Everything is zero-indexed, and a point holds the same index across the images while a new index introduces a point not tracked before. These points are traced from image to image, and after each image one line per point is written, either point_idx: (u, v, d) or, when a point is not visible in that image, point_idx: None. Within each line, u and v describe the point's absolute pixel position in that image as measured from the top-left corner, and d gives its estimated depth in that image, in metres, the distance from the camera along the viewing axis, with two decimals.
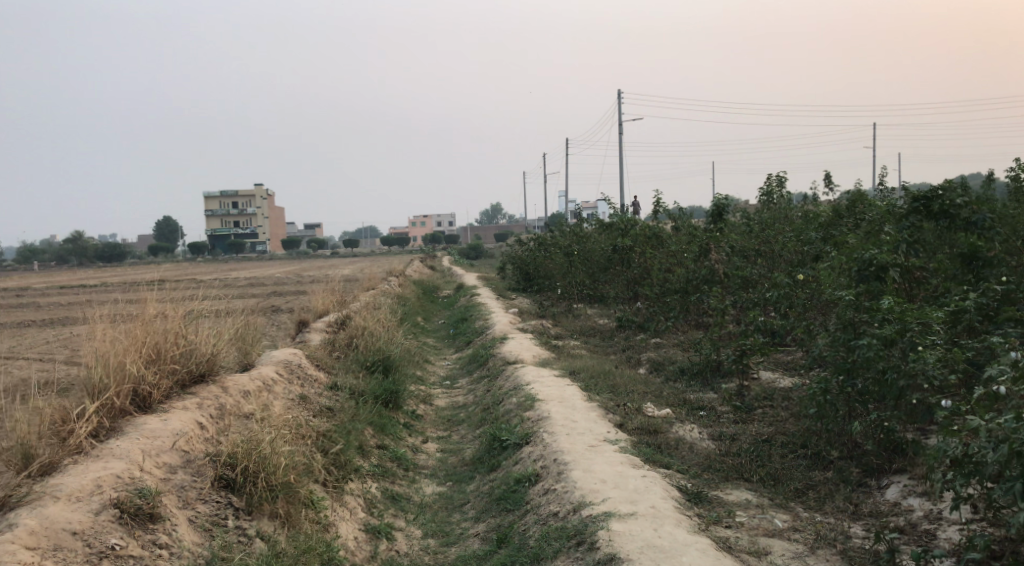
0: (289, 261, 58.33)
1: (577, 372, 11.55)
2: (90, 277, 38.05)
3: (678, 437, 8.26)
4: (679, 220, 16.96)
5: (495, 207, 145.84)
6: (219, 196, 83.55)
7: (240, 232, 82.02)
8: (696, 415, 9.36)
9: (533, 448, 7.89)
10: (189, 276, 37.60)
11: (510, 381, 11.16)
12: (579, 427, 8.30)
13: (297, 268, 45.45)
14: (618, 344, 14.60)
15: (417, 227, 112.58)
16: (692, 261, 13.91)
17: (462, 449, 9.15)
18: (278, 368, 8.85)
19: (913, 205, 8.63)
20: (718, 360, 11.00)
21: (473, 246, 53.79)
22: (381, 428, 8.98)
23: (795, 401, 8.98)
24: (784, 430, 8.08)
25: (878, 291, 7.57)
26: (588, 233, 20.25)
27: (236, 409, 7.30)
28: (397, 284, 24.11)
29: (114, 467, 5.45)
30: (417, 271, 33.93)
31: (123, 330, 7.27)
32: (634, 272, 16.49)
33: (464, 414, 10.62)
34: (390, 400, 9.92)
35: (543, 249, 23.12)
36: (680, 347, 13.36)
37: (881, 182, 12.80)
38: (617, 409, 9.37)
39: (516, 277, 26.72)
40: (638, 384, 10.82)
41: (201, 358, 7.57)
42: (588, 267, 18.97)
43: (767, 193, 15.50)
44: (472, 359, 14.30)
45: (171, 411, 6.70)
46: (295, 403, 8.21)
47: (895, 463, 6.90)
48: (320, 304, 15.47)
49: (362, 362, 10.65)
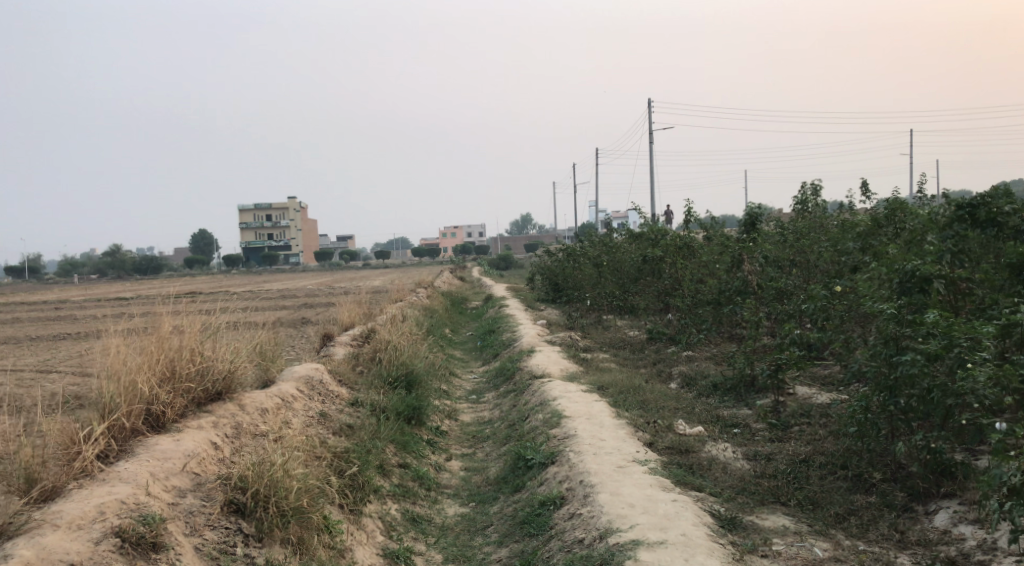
0: (320, 272, 58.51)
1: (606, 386, 11.25)
2: (124, 289, 38.40)
3: (711, 456, 7.93)
4: (710, 230, 16.60)
5: (525, 218, 145.88)
6: (253, 208, 84.28)
7: (272, 244, 82.64)
8: (729, 433, 9.03)
9: (559, 468, 7.60)
10: (221, 287, 37.77)
11: (536, 396, 10.88)
12: (607, 445, 8.00)
13: (327, 279, 45.54)
14: (649, 357, 14.27)
15: (447, 238, 112.87)
16: (726, 272, 13.47)
17: (487, 468, 8.88)
18: (298, 385, 8.64)
19: (957, 213, 8.34)
20: (752, 375, 10.65)
21: (503, 257, 53.59)
22: (404, 445, 8.73)
23: (834, 419, 8.62)
24: (822, 449, 7.71)
25: (922, 304, 7.19)
26: (618, 243, 19.93)
27: (253, 428, 7.10)
28: (426, 295, 23.94)
29: (119, 492, 5.27)
30: (447, 282, 33.80)
31: (138, 347, 7.10)
32: (665, 283, 16.11)
33: (490, 430, 10.36)
34: (413, 416, 9.69)
35: (572, 260, 22.84)
36: (713, 361, 13.01)
37: (919, 189, 12.42)
38: (646, 427, 9.06)
39: (545, 288, 26.48)
40: (669, 399, 10.48)
41: (218, 375, 7.37)
42: (618, 278, 18.66)
43: (801, 202, 15.17)
44: (499, 372, 14.03)
45: (184, 431, 6.50)
46: (314, 421, 8.00)
47: (943, 486, 6.57)
48: (346, 316, 15.29)
49: (386, 377, 10.41)
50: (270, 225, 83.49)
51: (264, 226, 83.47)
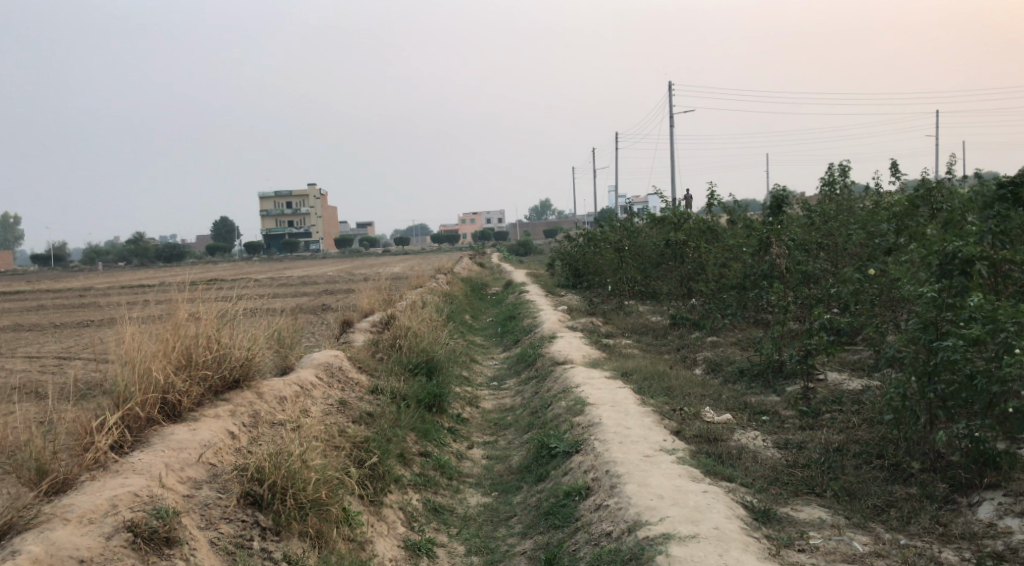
0: (339, 259, 58.51)
1: (629, 372, 11.02)
2: (146, 276, 38.53)
3: (740, 445, 7.69)
4: (734, 214, 16.28)
5: (544, 204, 145.62)
6: (273, 195, 84.45)
7: (292, 231, 82.79)
8: (758, 420, 8.79)
9: (584, 458, 7.39)
10: (241, 274, 37.79)
11: (559, 383, 10.68)
12: (633, 434, 7.78)
13: (348, 266, 45.51)
14: (673, 342, 14.02)
15: (466, 224, 112.72)
16: (752, 256, 13.06)
17: (510, 456, 8.69)
18: (317, 372, 8.47)
19: (999, 193, 8.46)
20: (781, 361, 10.41)
21: (522, 243, 53.37)
22: (424, 433, 8.57)
23: (867, 406, 8.36)
24: (856, 437, 7.46)
25: (963, 287, 6.92)
26: (639, 227, 19.64)
27: (271, 416, 6.95)
28: (445, 281, 23.76)
29: (132, 484, 5.12)
30: (466, 268, 33.62)
31: (153, 334, 6.94)
32: (688, 267, 15.76)
33: (512, 418, 10.17)
34: (434, 404, 9.52)
35: (593, 245, 22.57)
36: (739, 347, 12.76)
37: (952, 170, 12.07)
38: (673, 414, 8.83)
39: (565, 274, 26.21)
40: (695, 386, 10.25)
41: (235, 362, 7.22)
42: (639, 262, 18.38)
43: (829, 183, 14.80)
44: (520, 358, 13.83)
45: (200, 420, 6.34)
46: (333, 409, 7.83)
47: (986, 477, 6.30)
48: (366, 303, 15.11)
49: (406, 364, 10.22)
50: (291, 212, 83.62)
51: (284, 213, 83.65)
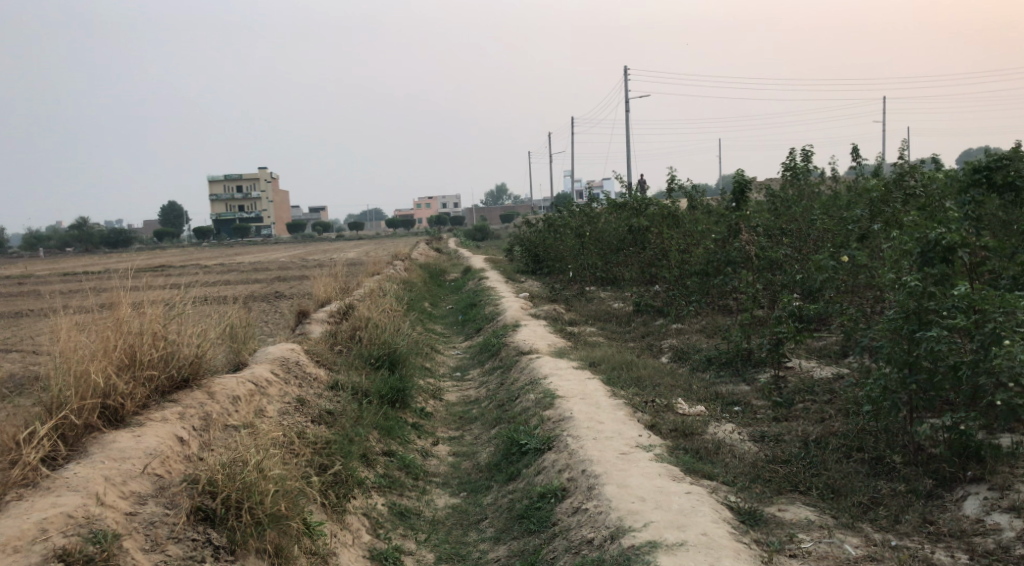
0: (293, 245, 57.40)
1: (597, 362, 10.73)
2: (91, 263, 37.23)
3: (716, 438, 7.43)
4: (694, 199, 16.03)
5: (499, 189, 145.31)
6: (225, 181, 82.85)
7: (243, 217, 81.21)
8: (731, 411, 8.55)
9: (558, 456, 7.08)
10: (192, 260, 36.76)
11: (525, 374, 10.35)
12: (607, 429, 7.49)
13: (302, 252, 44.74)
14: (637, 330, 13.79)
15: (422, 209, 111.73)
16: (716, 242, 12.79)
17: (477, 453, 8.34)
18: (273, 368, 8.04)
19: (974, 177, 8.43)
20: (750, 349, 10.21)
21: (478, 228, 52.96)
22: (388, 431, 8.20)
23: (842, 397, 8.17)
24: (833, 428, 7.22)
25: (944, 275, 6.74)
26: (599, 212, 19.37)
27: (224, 418, 6.53)
28: (403, 268, 23.25)
29: (66, 504, 4.73)
30: (423, 253, 33.14)
31: (94, 331, 6.45)
32: (650, 254, 15.44)
33: (477, 411, 9.83)
34: (397, 399, 9.13)
35: (552, 231, 22.28)
36: (704, 334, 12.53)
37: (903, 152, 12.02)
38: (646, 407, 8.55)
39: (524, 259, 25.91)
40: (665, 375, 9.99)
41: (183, 360, 6.77)
42: (599, 248, 18.07)
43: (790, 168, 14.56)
44: (483, 348, 13.46)
45: (145, 426, 5.90)
46: (291, 408, 7.41)
47: (970, 470, 6.08)
48: (322, 291, 14.59)
49: (366, 358, 9.80)
50: (243, 198, 82.06)
51: (236, 199, 82.05)
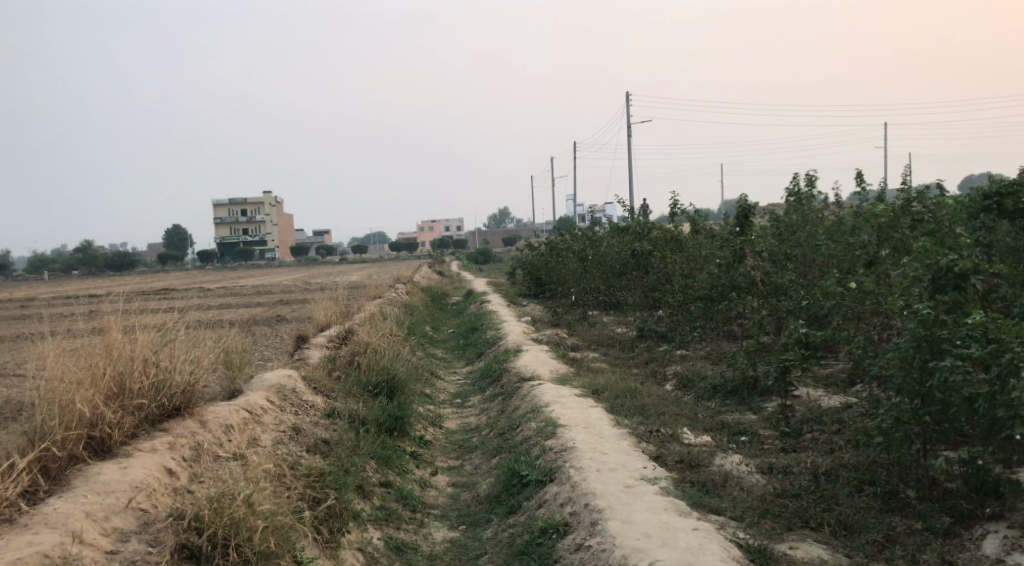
0: (295, 268, 57.26)
1: (600, 390, 10.52)
2: (93, 286, 37.15)
3: (723, 470, 7.22)
4: (697, 223, 15.86)
5: (502, 213, 145.49)
6: (229, 204, 83.01)
7: (246, 239, 81.21)
8: (738, 441, 8.33)
9: (559, 488, 6.88)
10: (194, 284, 36.64)
11: (526, 401, 10.14)
12: (610, 460, 7.28)
13: (305, 275, 44.61)
14: (641, 356, 13.58)
15: (425, 232, 111.75)
16: (720, 267, 12.61)
17: (476, 484, 8.12)
18: (268, 395, 7.85)
19: (984, 203, 8.21)
20: (756, 377, 9.99)
21: (480, 252, 52.87)
22: (385, 460, 7.99)
23: (851, 427, 7.95)
24: (843, 460, 7.00)
25: (957, 303, 6.51)
26: (601, 236, 19.22)
27: (215, 447, 6.34)
28: (405, 291, 23.06)
29: (45, 542, 4.65)
30: (425, 277, 32.98)
31: (82, 357, 6.28)
32: (653, 278, 15.25)
33: (477, 440, 9.63)
34: (395, 427, 8.92)
35: (554, 255, 22.12)
36: (709, 361, 12.33)
37: (908, 178, 11.87)
38: (650, 436, 8.35)
39: (526, 283, 25.72)
40: (669, 403, 9.78)
41: (175, 388, 6.59)
42: (602, 272, 17.88)
43: (795, 194, 14.47)
44: (484, 373, 13.26)
45: (134, 457, 5.73)
46: (285, 437, 7.21)
47: (988, 507, 5.87)
48: (322, 315, 14.41)
49: (364, 384, 9.59)
50: (246, 220, 82.10)
51: (239, 221, 82.11)
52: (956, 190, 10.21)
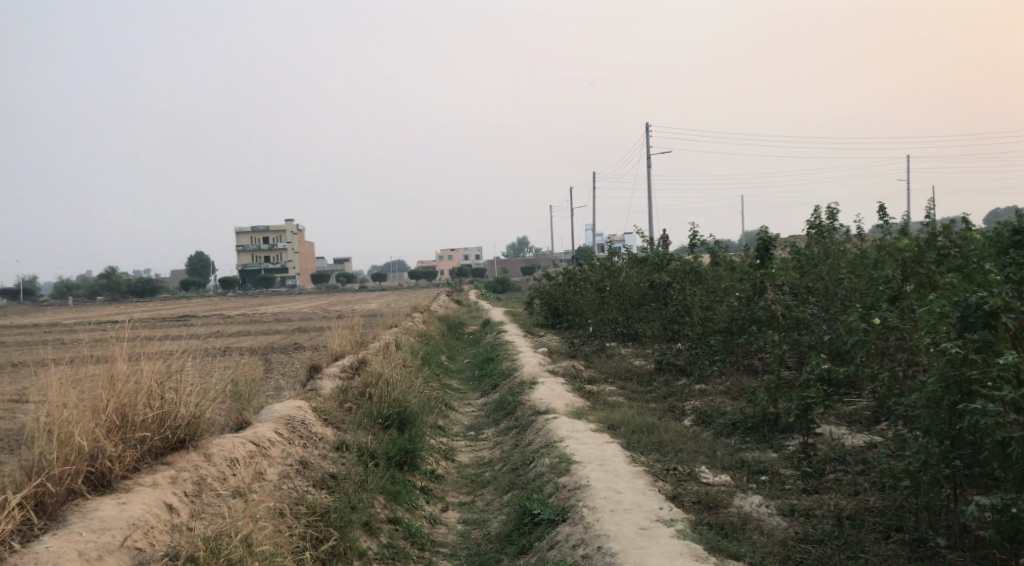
0: (314, 296, 57.34)
1: (616, 424, 10.29)
2: (113, 311, 37.27)
3: (742, 512, 6.98)
4: (717, 254, 15.64)
5: (521, 242, 145.59)
6: (250, 231, 83.52)
7: (267, 266, 81.59)
8: (758, 481, 8.08)
9: (572, 529, 6.73)
10: (214, 310, 36.72)
11: (540, 436, 9.92)
12: (626, 500, 7.06)
13: (323, 303, 44.60)
14: (659, 390, 13.32)
15: (444, 260, 111.94)
16: (740, 299, 12.38)
17: (487, 522, 7.89)
18: (277, 427, 7.69)
19: (1014, 238, 7.97)
20: (776, 414, 9.71)
21: (499, 281, 52.76)
22: (394, 496, 7.79)
23: (876, 469, 7.69)
24: (869, 503, 6.78)
25: (987, 341, 6.22)
26: (620, 266, 19.01)
27: (218, 482, 6.17)
28: (422, 320, 22.91)
29: None
30: (443, 305, 32.84)
31: (84, 388, 6.14)
32: (671, 310, 15.02)
33: (489, 475, 9.42)
34: (406, 461, 8.72)
35: (572, 284, 21.91)
36: (729, 396, 12.06)
37: (932, 211, 11.65)
38: (667, 475, 8.11)
39: (544, 312, 25.49)
40: (687, 440, 9.53)
41: (180, 421, 6.42)
42: (620, 303, 17.65)
43: (817, 226, 14.24)
44: (499, 406, 13.04)
45: (133, 492, 5.59)
46: (292, 472, 7.03)
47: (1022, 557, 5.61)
48: (337, 345, 14.26)
49: (376, 416, 9.39)
50: (267, 247, 82.52)
51: (260, 249, 82.52)
52: (984, 224, 9.96)
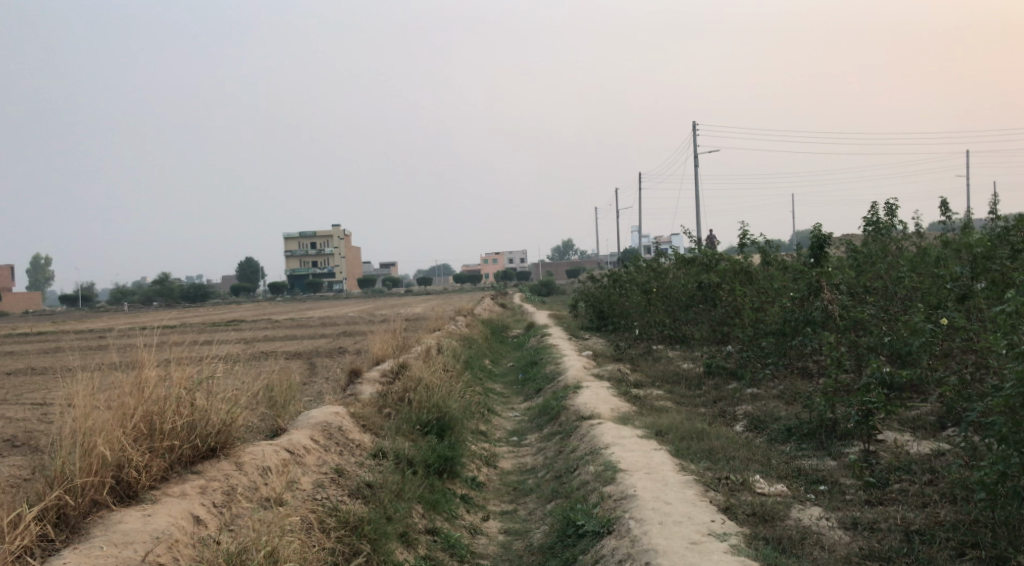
0: (360, 300, 57.52)
1: (665, 430, 9.88)
2: (163, 317, 37.61)
3: (801, 525, 6.55)
4: (769, 254, 15.13)
5: (566, 244, 145.17)
6: (298, 236, 84.35)
7: (314, 271, 82.23)
8: (816, 490, 7.63)
9: (618, 543, 6.40)
10: (262, 315, 36.90)
11: (586, 442, 9.55)
12: (675, 512, 6.68)
13: (368, 307, 44.59)
14: (708, 394, 12.85)
15: (488, 264, 111.81)
16: (794, 300, 11.87)
17: (529, 533, 7.55)
18: (313, 434, 7.44)
19: None
20: (834, 420, 9.21)
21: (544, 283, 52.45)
22: (433, 505, 7.49)
23: (945, 479, 7.20)
24: (939, 517, 6.38)
25: None
26: (666, 267, 18.56)
27: (249, 492, 5.92)
28: (466, 324, 22.64)
29: None
30: (489, 309, 32.60)
31: (112, 395, 5.93)
32: (720, 311, 14.53)
33: (533, 482, 9.08)
34: (445, 468, 8.42)
35: (618, 286, 21.49)
36: (782, 401, 11.56)
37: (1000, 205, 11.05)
38: (719, 484, 7.69)
39: (589, 314, 25.09)
40: (740, 447, 9.09)
41: (211, 429, 6.19)
42: (667, 304, 17.20)
43: (874, 223, 13.68)
44: (542, 410, 12.69)
45: (159, 504, 5.37)
46: (327, 480, 6.77)
47: None
48: (378, 349, 14.02)
49: (415, 422, 9.10)
50: (314, 252, 83.26)
51: (307, 254, 83.19)
52: None
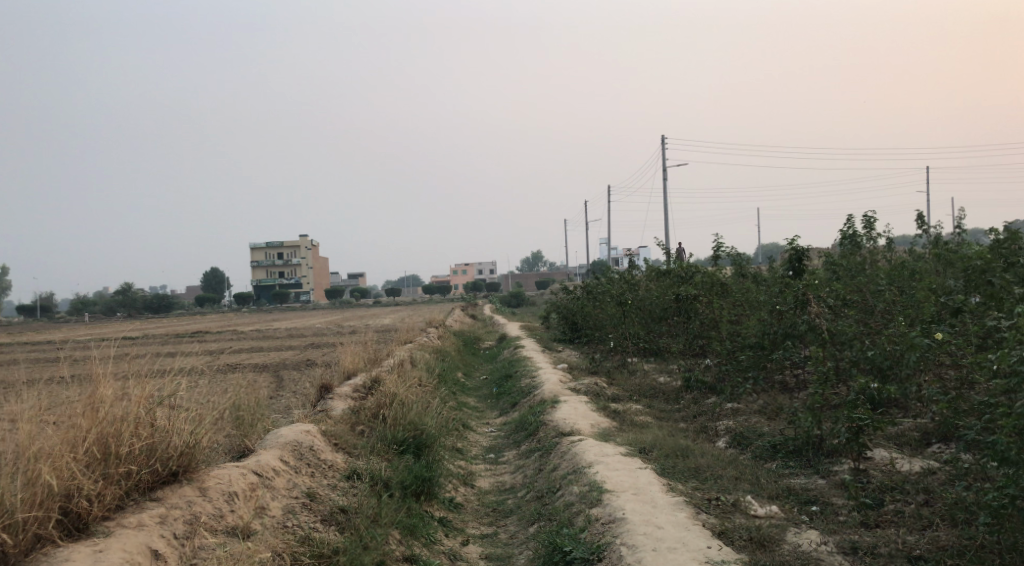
0: (327, 312, 56.76)
1: (649, 447, 9.55)
2: (123, 328, 36.66)
3: (798, 551, 6.26)
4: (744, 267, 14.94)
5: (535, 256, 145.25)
6: (265, 247, 83.34)
7: (281, 282, 81.20)
8: (809, 511, 7.35)
9: None
10: (226, 327, 36.06)
11: (567, 460, 9.18)
12: (668, 537, 6.39)
13: (336, 319, 43.93)
14: (688, 408, 12.56)
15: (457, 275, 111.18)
16: (775, 313, 11.62)
17: (512, 559, 7.18)
18: (282, 455, 7.00)
19: None
20: (821, 436, 8.93)
21: (514, 294, 52.13)
22: (410, 530, 7.08)
23: (942, 500, 6.96)
24: (942, 542, 6.12)
25: None
26: (640, 279, 18.31)
27: (214, 522, 5.49)
28: (437, 336, 22.21)
29: None
30: (459, 321, 32.20)
31: (64, 416, 5.45)
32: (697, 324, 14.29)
33: (512, 503, 8.69)
34: (422, 490, 8.00)
35: (591, 298, 21.21)
36: (765, 415, 11.29)
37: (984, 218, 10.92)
38: (710, 506, 7.38)
39: (561, 326, 24.77)
40: (726, 465, 8.78)
41: (174, 451, 5.73)
42: (642, 317, 16.93)
43: (852, 236, 13.53)
44: (519, 426, 12.32)
45: (112, 538, 4.97)
46: (299, 506, 6.34)
47: None
48: (349, 362, 13.54)
49: (390, 440, 8.68)
50: (281, 263, 82.25)
51: (274, 264, 82.16)
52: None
